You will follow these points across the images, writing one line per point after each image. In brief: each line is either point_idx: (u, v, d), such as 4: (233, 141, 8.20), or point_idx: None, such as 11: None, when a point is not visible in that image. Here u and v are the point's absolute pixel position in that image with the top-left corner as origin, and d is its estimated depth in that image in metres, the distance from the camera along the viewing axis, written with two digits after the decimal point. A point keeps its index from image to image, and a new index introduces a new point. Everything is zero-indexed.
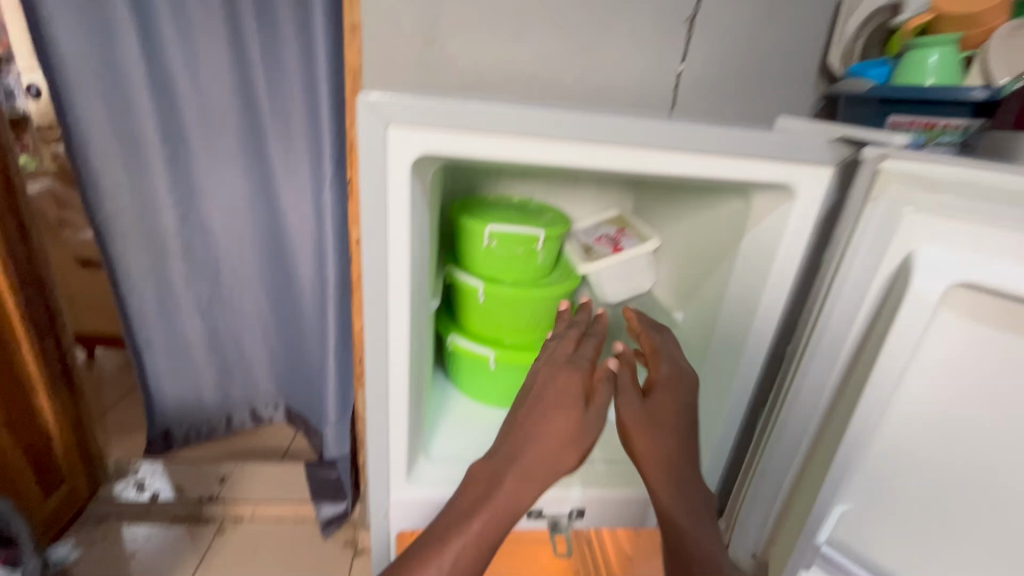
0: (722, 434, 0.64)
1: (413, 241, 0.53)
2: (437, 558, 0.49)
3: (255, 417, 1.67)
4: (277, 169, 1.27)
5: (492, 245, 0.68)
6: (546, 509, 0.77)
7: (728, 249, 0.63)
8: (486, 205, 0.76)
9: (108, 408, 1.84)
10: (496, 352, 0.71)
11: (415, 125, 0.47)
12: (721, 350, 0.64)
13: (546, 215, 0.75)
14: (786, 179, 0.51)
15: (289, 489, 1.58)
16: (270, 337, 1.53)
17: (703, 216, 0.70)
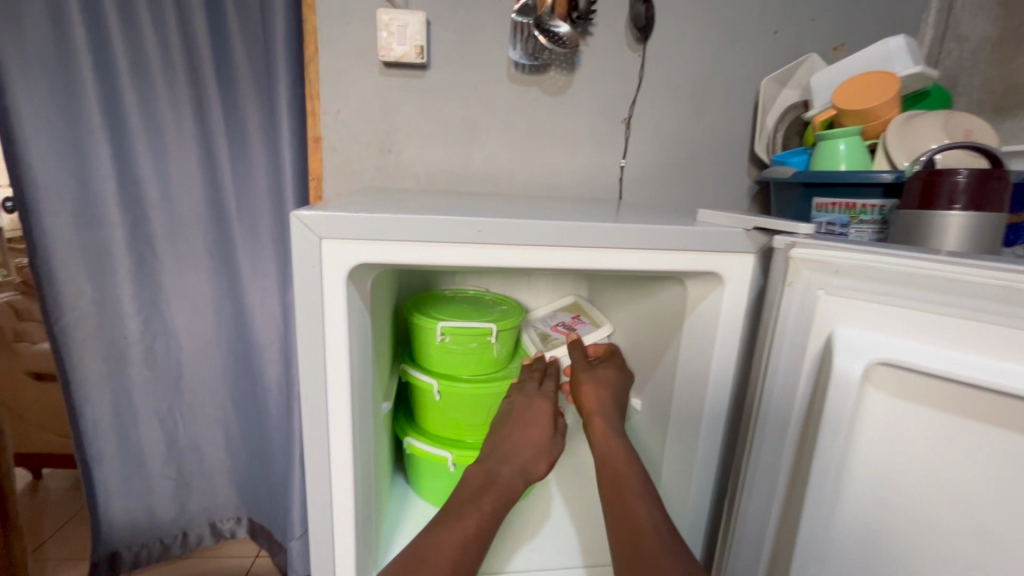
0: (691, 526, 0.62)
1: (354, 346, 0.53)
2: (453, 530, 0.51)
3: (213, 532, 1.55)
4: (243, 273, 1.27)
5: (446, 342, 0.68)
6: None
7: (674, 331, 0.65)
8: (441, 301, 0.78)
9: (48, 537, 1.67)
10: (454, 453, 0.68)
11: (352, 239, 0.48)
12: (681, 436, 0.63)
13: (500, 307, 0.77)
14: (714, 268, 0.54)
15: None
16: (232, 444, 1.45)
17: (648, 301, 0.73)
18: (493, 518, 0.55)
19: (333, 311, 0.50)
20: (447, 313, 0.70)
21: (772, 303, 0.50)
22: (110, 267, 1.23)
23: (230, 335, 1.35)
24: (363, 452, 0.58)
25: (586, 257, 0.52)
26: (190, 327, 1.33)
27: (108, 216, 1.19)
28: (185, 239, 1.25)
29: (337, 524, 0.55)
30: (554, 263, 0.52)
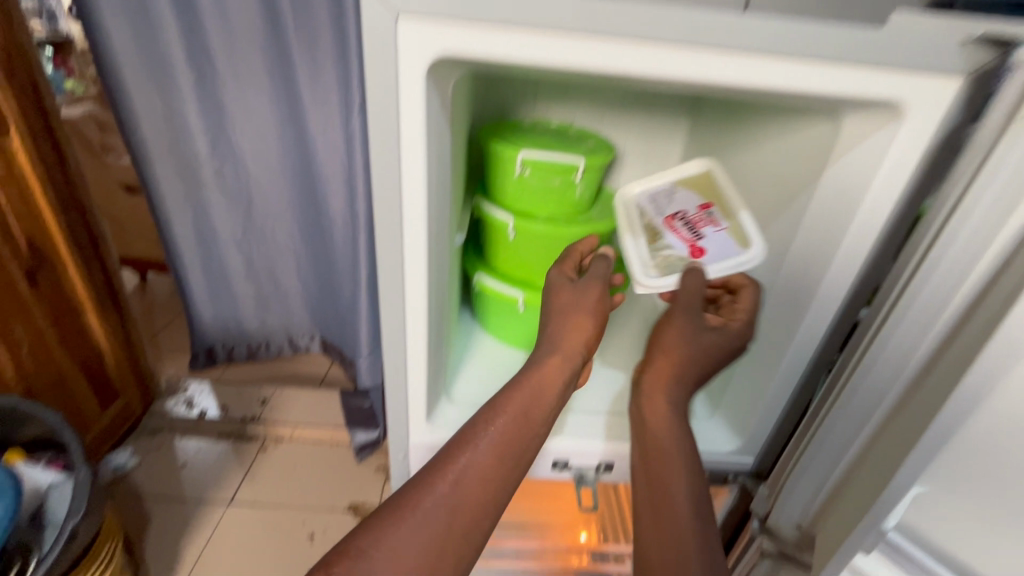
0: (783, 384, 0.63)
1: (432, 156, 0.49)
2: (443, 476, 0.46)
3: (291, 345, 1.73)
4: (303, 93, 1.19)
5: (525, 176, 0.61)
6: (572, 462, 0.74)
7: (809, 179, 0.58)
8: (521, 129, 0.69)
9: (158, 331, 1.93)
10: (526, 294, 0.65)
11: (447, 17, 0.43)
12: (790, 297, 0.61)
13: (586, 141, 0.67)
14: (892, 90, 0.46)
15: (325, 415, 1.64)
16: (303, 268, 1.53)
17: (772, 143, 0.63)
18: (500, 453, 0.48)
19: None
20: (527, 142, 0.62)
21: (975, 156, 0.44)
22: (174, 77, 1.19)
23: (294, 162, 1.32)
24: (436, 278, 0.56)
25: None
26: (256, 149, 1.30)
27: (162, 19, 1.11)
28: (242, 52, 1.16)
29: (410, 348, 0.56)
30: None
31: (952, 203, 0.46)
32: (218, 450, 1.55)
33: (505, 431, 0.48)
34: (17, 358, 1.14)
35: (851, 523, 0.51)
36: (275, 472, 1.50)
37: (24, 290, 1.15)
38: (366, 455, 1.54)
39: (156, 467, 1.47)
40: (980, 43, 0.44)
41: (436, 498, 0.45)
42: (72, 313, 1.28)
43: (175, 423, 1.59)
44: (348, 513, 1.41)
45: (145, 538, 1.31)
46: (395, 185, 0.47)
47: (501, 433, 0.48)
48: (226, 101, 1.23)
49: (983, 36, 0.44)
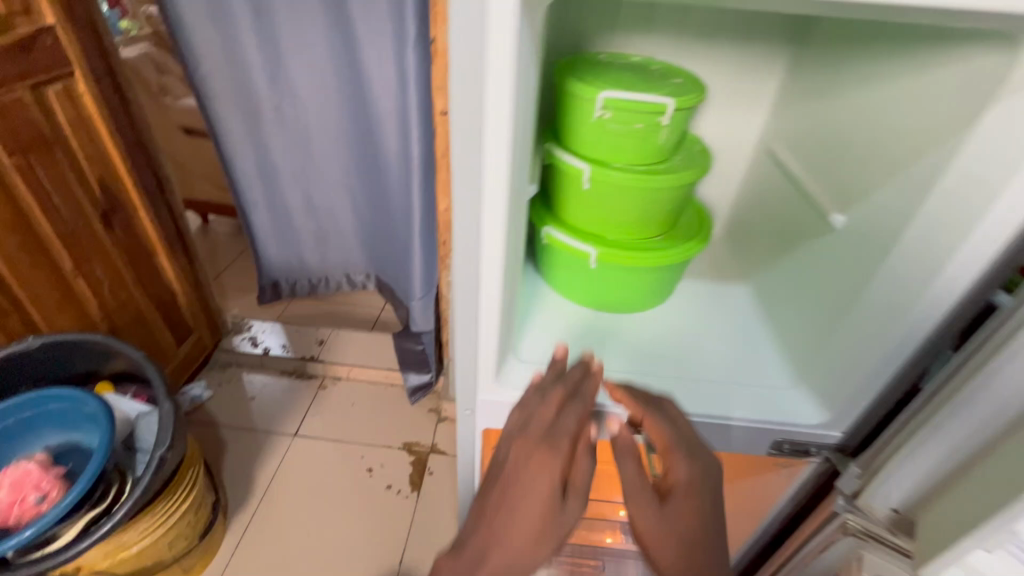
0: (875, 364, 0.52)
1: (512, 89, 0.42)
2: None
3: (349, 281, 1.85)
4: (364, 51, 1.25)
5: (609, 59, 0.65)
6: (641, 426, 0.61)
7: (933, 128, 0.45)
8: (599, 69, 0.61)
9: (223, 268, 2.24)
10: (600, 251, 0.61)
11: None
12: (858, 236, 0.53)
13: (674, 82, 0.60)
14: (1010, 30, 0.38)
15: (380, 356, 1.71)
16: (359, 209, 1.63)
17: (861, 99, 0.54)
18: None
19: (498, 11, 0.38)
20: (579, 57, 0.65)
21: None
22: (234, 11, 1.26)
23: (351, 104, 1.39)
24: (523, 176, 0.51)
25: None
26: (314, 97, 1.39)
27: None
28: None
29: (483, 286, 0.52)
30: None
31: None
32: (283, 384, 1.66)
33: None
34: (100, 295, 1.21)
35: (942, 524, 0.41)
36: (335, 409, 1.59)
37: (100, 229, 1.19)
38: (420, 397, 1.60)
39: (229, 397, 1.59)
40: None
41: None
42: (146, 255, 1.34)
43: (242, 359, 1.69)
44: (404, 451, 1.48)
45: (223, 461, 1.42)
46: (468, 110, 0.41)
47: None
48: (288, 64, 1.34)
49: None
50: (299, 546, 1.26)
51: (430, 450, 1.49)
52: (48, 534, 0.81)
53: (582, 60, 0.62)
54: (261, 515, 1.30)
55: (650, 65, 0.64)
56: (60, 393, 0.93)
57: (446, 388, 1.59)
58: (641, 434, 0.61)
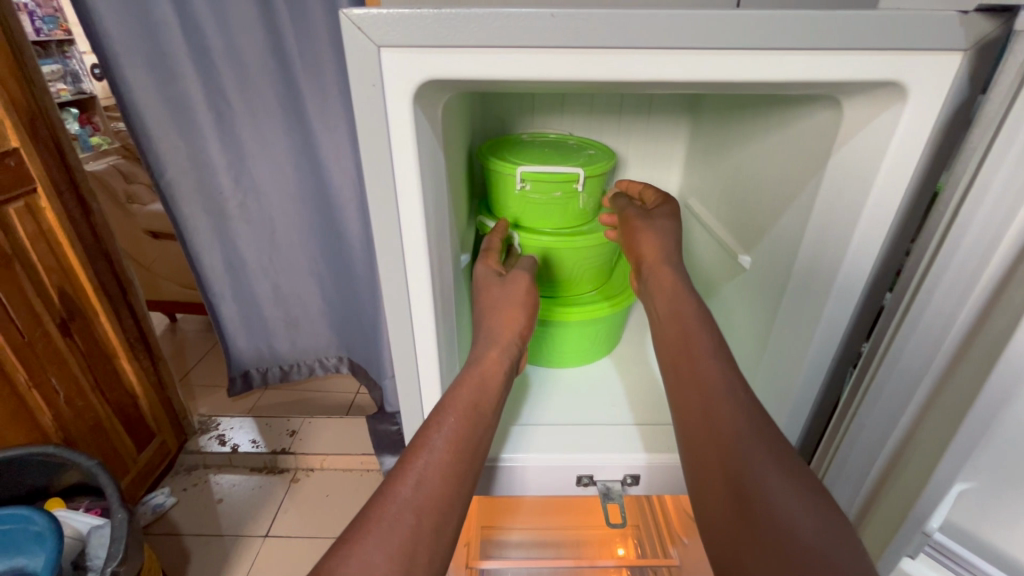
0: (802, 391, 0.55)
1: (425, 173, 0.47)
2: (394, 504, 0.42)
3: (321, 366, 1.84)
4: (322, 146, 1.34)
5: (529, 136, 0.73)
6: (597, 475, 0.66)
7: (805, 174, 0.52)
8: (522, 145, 0.69)
9: (190, 367, 2.20)
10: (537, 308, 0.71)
11: (420, 47, 0.40)
12: (768, 271, 0.58)
13: (589, 150, 0.68)
14: (837, 94, 0.45)
15: (353, 444, 1.66)
16: (327, 292, 1.66)
17: (747, 151, 0.62)
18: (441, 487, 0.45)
19: (403, 114, 0.43)
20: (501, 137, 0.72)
21: (989, 122, 0.38)
22: (194, 122, 1.34)
23: (312, 196, 1.46)
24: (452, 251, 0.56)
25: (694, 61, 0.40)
26: (277, 191, 1.46)
27: (182, 68, 1.26)
28: (256, 92, 1.29)
29: (421, 352, 0.55)
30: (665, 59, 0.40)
31: (995, 124, 0.37)
32: (253, 482, 1.59)
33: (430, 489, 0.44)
34: (55, 405, 1.17)
35: (892, 527, 0.47)
36: (309, 502, 1.52)
37: (58, 337, 1.18)
38: None
39: (194, 502, 1.51)
40: (980, 13, 0.38)
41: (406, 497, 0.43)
42: (105, 359, 1.32)
43: (209, 459, 1.63)
44: None
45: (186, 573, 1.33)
46: (389, 193, 0.46)
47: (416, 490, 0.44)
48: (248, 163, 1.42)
49: (981, 5, 0.38)
50: None
51: None
52: None
53: (507, 137, 0.71)
54: None
55: (566, 139, 0.72)
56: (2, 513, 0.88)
57: None
58: (598, 483, 0.66)
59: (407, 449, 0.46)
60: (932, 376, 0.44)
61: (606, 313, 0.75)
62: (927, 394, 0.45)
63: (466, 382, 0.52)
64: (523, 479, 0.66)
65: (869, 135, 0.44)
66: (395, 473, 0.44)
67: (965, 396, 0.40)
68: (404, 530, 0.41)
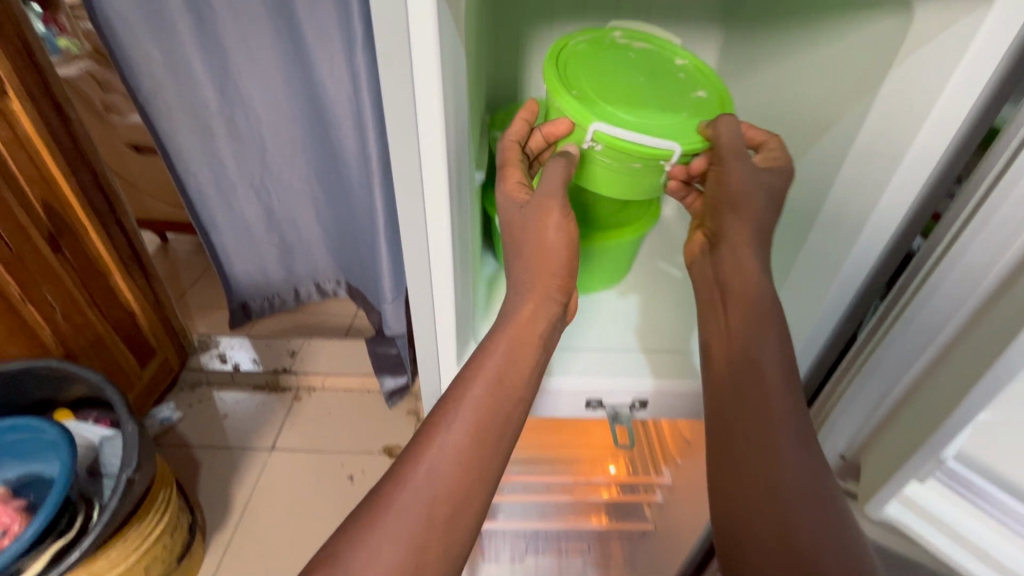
0: (817, 323, 0.55)
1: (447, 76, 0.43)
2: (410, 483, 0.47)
3: (319, 290, 1.83)
4: (314, 53, 1.24)
5: (626, 41, 0.63)
6: (605, 399, 0.67)
7: (857, 90, 0.49)
8: (598, 70, 0.59)
9: (186, 288, 2.19)
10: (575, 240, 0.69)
11: None
12: (797, 200, 0.56)
13: (685, 100, 0.59)
14: None
15: (354, 365, 1.70)
16: (323, 214, 1.61)
17: (789, 65, 0.58)
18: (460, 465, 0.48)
19: None
20: (597, 41, 0.62)
21: None
22: (171, 21, 1.22)
23: (305, 111, 1.38)
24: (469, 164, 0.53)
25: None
26: (267, 105, 1.37)
27: None
28: None
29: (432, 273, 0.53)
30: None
31: None
32: (255, 400, 1.63)
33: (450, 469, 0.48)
34: (54, 321, 1.17)
35: (896, 459, 0.46)
36: (312, 420, 1.57)
37: (48, 253, 1.15)
38: (398, 400, 1.59)
39: (200, 416, 1.56)
40: None
41: (437, 459, 0.48)
42: (100, 276, 1.30)
43: (211, 376, 1.66)
44: (385, 455, 1.47)
45: (199, 480, 1.40)
46: None
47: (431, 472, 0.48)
48: (235, 71, 1.31)
49: None
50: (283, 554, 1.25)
51: None
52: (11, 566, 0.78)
53: (585, 58, 0.60)
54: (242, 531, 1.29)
55: (670, 62, 0.62)
56: (15, 422, 0.89)
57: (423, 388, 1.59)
58: (607, 406, 0.67)
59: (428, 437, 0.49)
60: (963, 313, 0.43)
61: (633, 239, 0.71)
62: (954, 330, 0.44)
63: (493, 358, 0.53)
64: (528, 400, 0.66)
65: (941, 45, 0.41)
66: (414, 455, 0.49)
67: (993, 329, 0.40)
68: (432, 505, 0.47)
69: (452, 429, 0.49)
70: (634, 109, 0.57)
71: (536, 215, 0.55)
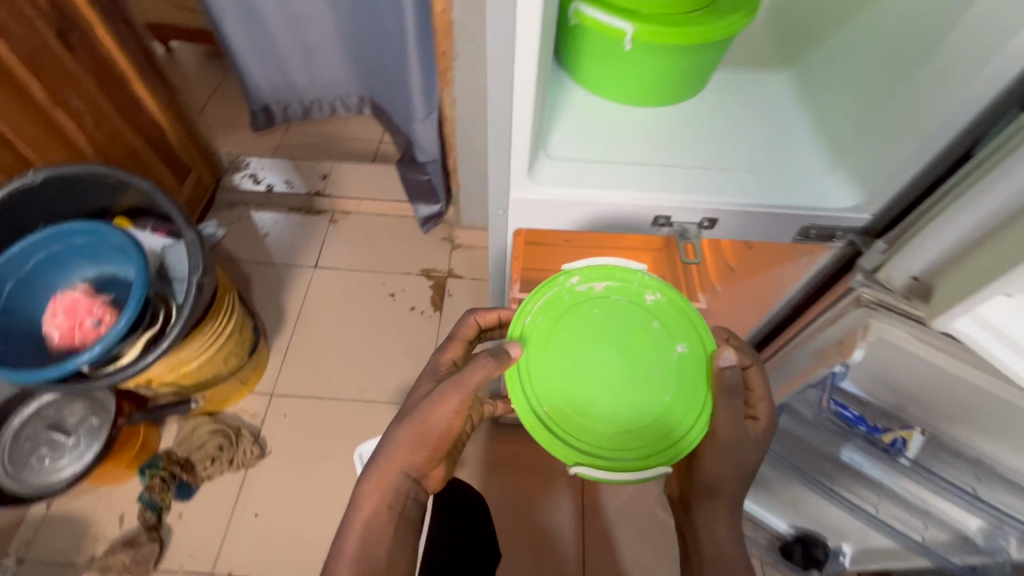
0: (911, 151, 0.50)
1: None
2: (365, 491, 0.64)
3: (342, 104, 1.78)
4: None
5: (585, 287, 0.65)
6: (674, 216, 0.59)
7: None
8: (567, 356, 0.63)
9: (202, 104, 2.08)
10: (641, 62, 0.57)
11: None
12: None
13: (658, 372, 0.62)
14: None
15: (386, 190, 1.69)
16: (343, 15, 1.46)
17: None
18: (394, 477, 0.64)
19: None
20: (557, 306, 0.64)
21: None
22: None
23: None
24: None
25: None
26: None
27: None
28: None
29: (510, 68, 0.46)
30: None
31: None
32: (293, 221, 1.66)
33: (380, 494, 0.64)
34: (84, 127, 1.14)
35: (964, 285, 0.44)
36: (350, 242, 1.62)
37: (61, 53, 1.07)
38: (432, 227, 1.62)
39: (244, 235, 1.61)
40: None
41: (387, 477, 0.64)
42: (118, 81, 1.22)
43: (248, 198, 1.67)
44: (422, 277, 1.55)
45: (254, 293, 1.50)
46: None
47: (377, 488, 0.64)
48: None
49: None
50: (339, 357, 1.40)
51: (447, 275, 1.55)
52: (115, 352, 0.89)
53: (552, 342, 0.64)
54: (299, 337, 1.43)
55: (640, 304, 0.64)
56: (82, 225, 0.93)
57: (456, 217, 1.60)
58: (674, 224, 0.60)
59: (379, 456, 0.64)
60: None
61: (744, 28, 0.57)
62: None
63: (433, 407, 0.62)
64: (587, 217, 0.60)
65: None
66: (369, 474, 0.64)
67: None
68: (376, 506, 0.64)
69: (393, 454, 0.64)
70: (612, 425, 0.61)
71: (446, 392, 0.61)
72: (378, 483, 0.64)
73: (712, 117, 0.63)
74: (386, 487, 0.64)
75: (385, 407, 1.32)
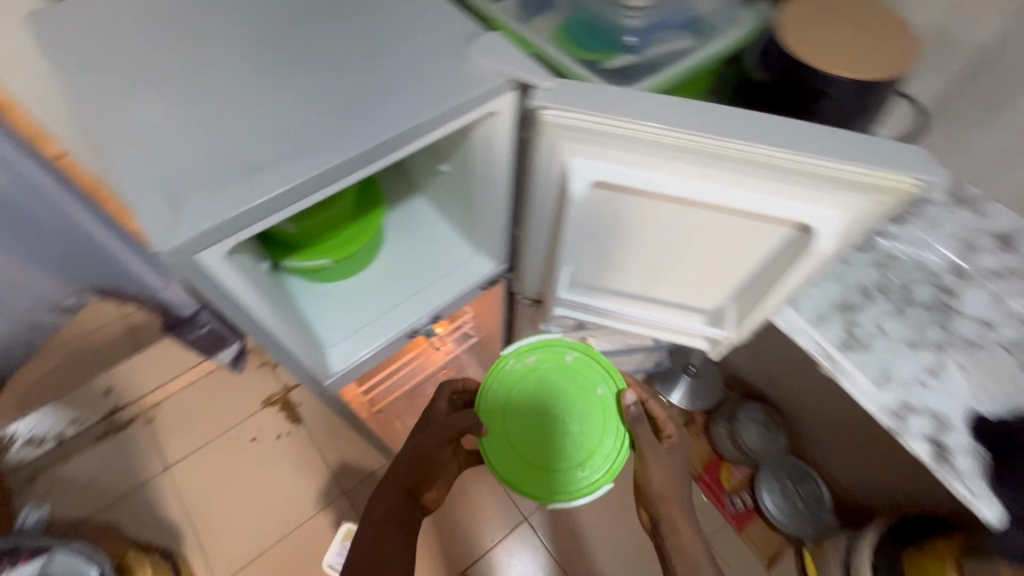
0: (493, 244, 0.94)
1: (233, 272, 0.63)
2: (369, 532, 0.77)
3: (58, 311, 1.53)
4: None
5: (523, 362, 0.89)
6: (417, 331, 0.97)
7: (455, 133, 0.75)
8: (527, 419, 0.85)
9: None
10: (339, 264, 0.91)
11: (215, 240, 0.53)
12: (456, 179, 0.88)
13: (592, 411, 0.86)
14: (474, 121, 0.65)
15: (177, 363, 1.73)
16: None
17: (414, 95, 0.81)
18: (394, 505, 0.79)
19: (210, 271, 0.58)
20: (509, 380, 0.88)
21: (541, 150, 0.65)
22: None
23: None
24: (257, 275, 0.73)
25: (370, 132, 0.56)
26: None
27: None
28: None
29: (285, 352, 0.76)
30: (359, 149, 0.55)
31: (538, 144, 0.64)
32: (109, 447, 1.65)
33: (383, 528, 0.78)
34: None
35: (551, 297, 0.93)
36: (180, 426, 1.68)
37: None
38: (243, 362, 1.76)
39: (70, 494, 1.57)
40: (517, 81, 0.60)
41: (388, 512, 0.79)
42: None
43: (43, 461, 1.61)
44: (267, 407, 1.72)
45: (128, 531, 1.53)
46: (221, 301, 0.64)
47: (380, 525, 0.77)
48: None
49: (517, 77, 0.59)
50: (249, 517, 1.56)
51: (288, 391, 1.74)
52: None
53: (514, 410, 0.86)
54: (202, 530, 1.54)
55: (564, 364, 0.90)
56: None
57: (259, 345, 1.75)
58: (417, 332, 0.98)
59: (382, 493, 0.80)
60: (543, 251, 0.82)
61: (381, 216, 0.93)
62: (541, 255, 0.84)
63: (429, 445, 0.80)
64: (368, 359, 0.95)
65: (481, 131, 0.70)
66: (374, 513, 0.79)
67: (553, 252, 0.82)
68: (378, 541, 0.76)
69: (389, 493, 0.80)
70: (568, 462, 0.83)
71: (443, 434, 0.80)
72: (383, 517, 0.78)
73: (396, 253, 1.01)
74: (389, 522, 0.78)
75: (314, 521, 1.56)
